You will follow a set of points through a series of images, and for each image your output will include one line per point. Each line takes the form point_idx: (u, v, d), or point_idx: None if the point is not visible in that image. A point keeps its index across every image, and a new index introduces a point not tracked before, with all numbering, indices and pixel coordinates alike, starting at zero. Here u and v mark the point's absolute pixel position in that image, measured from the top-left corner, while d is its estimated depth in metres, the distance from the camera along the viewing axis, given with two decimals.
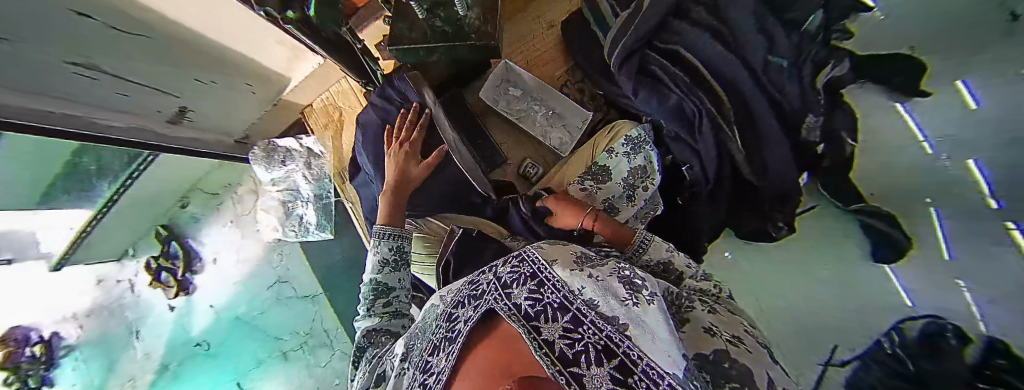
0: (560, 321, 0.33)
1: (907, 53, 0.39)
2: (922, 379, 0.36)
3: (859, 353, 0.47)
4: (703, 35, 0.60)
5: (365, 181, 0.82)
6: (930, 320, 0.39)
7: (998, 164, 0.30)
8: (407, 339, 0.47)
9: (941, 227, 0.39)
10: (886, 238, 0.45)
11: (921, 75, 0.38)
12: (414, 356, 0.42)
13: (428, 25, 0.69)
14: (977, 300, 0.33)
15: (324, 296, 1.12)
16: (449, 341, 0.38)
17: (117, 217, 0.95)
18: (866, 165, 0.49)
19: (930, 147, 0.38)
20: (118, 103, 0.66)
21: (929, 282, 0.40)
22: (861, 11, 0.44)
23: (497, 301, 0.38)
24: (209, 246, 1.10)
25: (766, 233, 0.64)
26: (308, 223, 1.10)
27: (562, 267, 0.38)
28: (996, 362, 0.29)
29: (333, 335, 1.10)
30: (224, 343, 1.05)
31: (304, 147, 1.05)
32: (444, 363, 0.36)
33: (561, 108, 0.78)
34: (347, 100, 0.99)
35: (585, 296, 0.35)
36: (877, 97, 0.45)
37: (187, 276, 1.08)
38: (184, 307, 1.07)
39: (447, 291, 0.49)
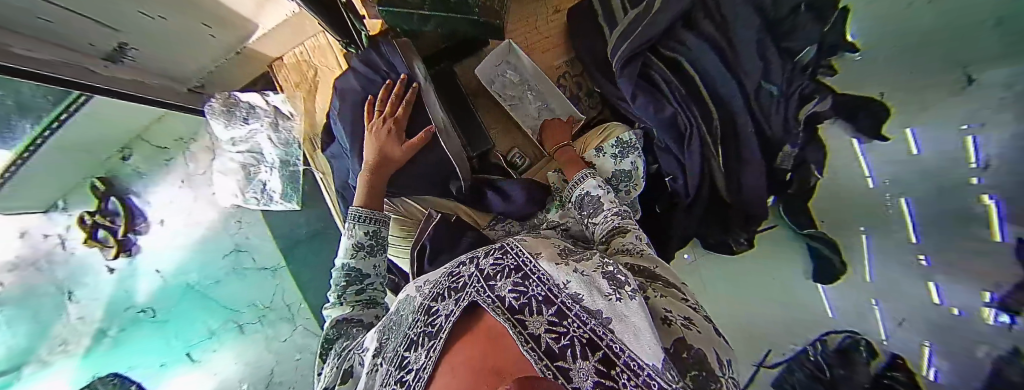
0: (545, 314, 0.33)
1: (876, 98, 0.44)
2: (834, 383, 0.45)
3: (787, 358, 0.53)
4: (705, 47, 0.63)
5: (337, 153, 0.76)
6: (846, 335, 0.47)
7: (952, 222, 0.36)
8: (381, 332, 0.46)
9: (869, 254, 0.47)
10: (829, 268, 0.52)
11: (885, 120, 0.43)
12: (388, 352, 0.41)
13: None
14: (885, 318, 0.43)
15: (286, 269, 1.13)
16: (428, 336, 0.37)
17: (44, 161, 0.80)
18: (825, 198, 0.53)
19: (872, 182, 0.46)
20: (38, 30, 0.54)
21: (862, 301, 0.47)
22: (847, 51, 0.48)
23: (479, 294, 0.37)
24: (154, 208, 0.98)
25: (727, 245, 0.68)
26: (271, 191, 1.03)
27: (545, 259, 0.39)
28: (893, 375, 0.40)
29: (296, 309, 1.10)
30: (176, 309, 0.94)
31: (270, 105, 0.95)
32: (423, 360, 0.35)
33: (554, 101, 0.75)
34: (322, 56, 0.89)
35: (569, 289, 0.35)
36: (842, 134, 0.49)
37: (129, 235, 0.94)
38: (126, 270, 0.93)
39: (425, 282, 0.47)
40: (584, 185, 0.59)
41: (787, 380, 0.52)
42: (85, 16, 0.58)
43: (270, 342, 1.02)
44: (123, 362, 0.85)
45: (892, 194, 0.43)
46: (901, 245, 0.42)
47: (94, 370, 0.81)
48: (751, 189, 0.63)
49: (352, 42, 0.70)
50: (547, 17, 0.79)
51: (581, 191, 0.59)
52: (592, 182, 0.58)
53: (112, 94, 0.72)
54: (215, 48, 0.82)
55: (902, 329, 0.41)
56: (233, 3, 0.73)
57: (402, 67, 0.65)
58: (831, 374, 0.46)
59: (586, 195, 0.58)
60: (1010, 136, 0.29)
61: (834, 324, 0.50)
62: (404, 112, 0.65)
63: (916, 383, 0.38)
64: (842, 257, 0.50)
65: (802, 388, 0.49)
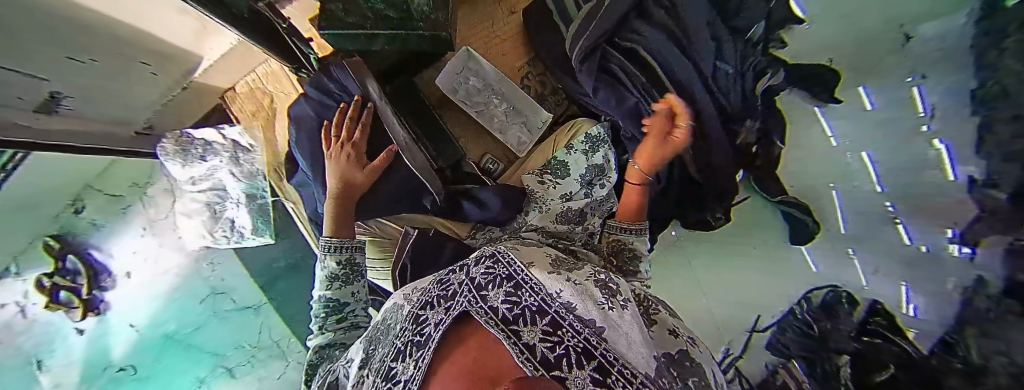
0: (538, 324, 0.32)
1: (823, 64, 0.49)
2: (824, 337, 0.46)
3: (778, 319, 0.55)
4: (660, 35, 0.63)
5: (303, 181, 0.73)
6: (829, 290, 0.48)
7: (905, 184, 0.38)
8: (370, 339, 0.46)
9: (840, 210, 0.49)
10: (801, 224, 0.54)
11: (836, 82, 0.47)
12: (375, 362, 0.40)
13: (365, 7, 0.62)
14: (862, 267, 0.45)
15: (270, 307, 1.06)
16: (416, 345, 0.35)
17: None
18: (790, 162, 0.57)
19: (834, 140, 0.48)
20: None
21: (832, 257, 0.50)
22: (794, 23, 0.52)
23: (470, 302, 0.36)
24: (119, 261, 0.93)
25: (706, 221, 0.70)
26: (241, 227, 0.98)
27: (538, 269, 0.40)
28: (875, 319, 0.41)
29: (286, 345, 1.06)
30: (158, 362, 0.91)
31: (227, 139, 0.92)
32: (411, 372, 0.33)
33: (521, 103, 0.74)
34: (277, 82, 0.86)
35: (562, 299, 0.36)
36: (801, 100, 0.53)
37: (94, 293, 0.88)
38: (98, 328, 0.88)
39: (413, 290, 0.47)
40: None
41: (780, 340, 0.53)
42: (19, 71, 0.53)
43: (263, 382, 1.00)
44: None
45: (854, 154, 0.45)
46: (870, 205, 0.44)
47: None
48: (722, 168, 0.64)
49: (302, 66, 0.67)
50: (503, 19, 0.78)
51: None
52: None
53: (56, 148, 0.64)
54: (158, 87, 0.78)
55: (878, 275, 0.43)
56: (170, 37, 0.73)
57: (354, 89, 0.63)
58: (820, 328, 0.46)
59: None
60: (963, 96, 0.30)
61: (819, 279, 0.51)
62: (360, 135, 0.63)
63: (895, 324, 0.38)
64: (815, 217, 0.52)
65: (795, 346, 0.50)
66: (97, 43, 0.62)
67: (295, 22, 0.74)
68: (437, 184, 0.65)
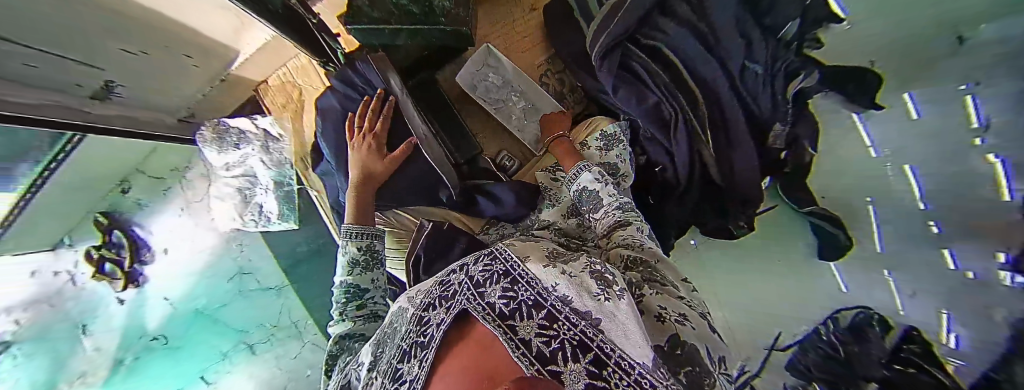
0: (535, 318, 0.32)
1: (868, 68, 0.44)
2: (851, 361, 0.44)
3: (798, 339, 0.52)
4: (686, 34, 0.62)
5: (327, 170, 0.77)
6: (857, 312, 0.46)
7: (956, 196, 0.35)
8: (378, 342, 0.45)
9: (878, 227, 0.45)
10: (832, 238, 0.51)
11: (877, 89, 0.43)
12: (384, 364, 0.40)
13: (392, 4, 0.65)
14: (897, 287, 0.42)
15: (291, 288, 1.11)
16: (420, 346, 0.35)
17: (47, 201, 0.81)
18: (823, 170, 0.53)
19: (874, 151, 0.45)
20: (29, 77, 0.54)
21: (867, 278, 0.46)
22: (832, 22, 0.47)
23: (469, 301, 0.36)
24: (157, 237, 1.00)
25: (727, 230, 0.67)
26: (268, 212, 1.02)
27: (533, 262, 0.39)
28: (910, 347, 0.39)
29: (302, 325, 1.10)
30: (189, 333, 0.98)
31: (258, 128, 0.96)
32: (416, 372, 0.34)
33: (540, 102, 0.74)
34: (306, 76, 0.90)
35: (558, 292, 0.35)
36: (836, 107, 0.49)
37: (135, 266, 0.96)
38: (137, 299, 0.96)
39: (417, 292, 0.46)
40: (585, 176, 0.59)
41: (801, 361, 0.51)
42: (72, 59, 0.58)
43: (281, 359, 1.05)
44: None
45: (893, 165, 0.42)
46: (911, 218, 0.41)
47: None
48: (744, 172, 0.63)
49: (329, 60, 0.70)
50: (524, 17, 0.78)
51: (583, 183, 0.59)
52: (589, 176, 0.59)
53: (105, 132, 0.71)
54: (201, 77, 0.84)
55: (918, 299, 0.39)
56: (211, 31, 0.77)
57: (378, 83, 0.65)
58: (846, 351, 0.45)
59: (588, 187, 0.58)
60: (1015, 101, 0.28)
61: (848, 299, 0.48)
62: (382, 126, 0.66)
63: (932, 353, 0.37)
64: (849, 234, 0.48)
65: (817, 368, 0.48)
66: (146, 37, 0.67)
67: (325, 19, 0.77)
68: (454, 178, 0.67)
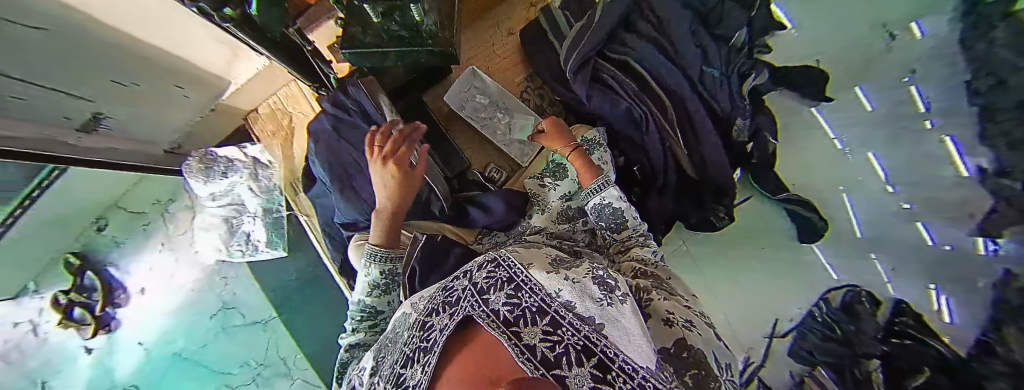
0: (539, 324, 0.32)
1: (812, 65, 0.54)
2: (847, 340, 0.46)
3: (796, 323, 0.53)
4: (646, 45, 0.70)
5: (322, 191, 0.76)
6: (848, 289, 0.47)
7: (899, 158, 0.41)
8: (376, 352, 0.43)
9: (851, 205, 0.49)
10: (808, 221, 0.55)
11: (825, 82, 0.52)
12: (385, 369, 0.37)
13: (381, 29, 0.60)
14: (884, 267, 0.44)
15: (278, 320, 1.00)
16: (421, 351, 0.34)
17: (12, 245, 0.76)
18: (785, 160, 0.60)
19: (838, 143, 0.49)
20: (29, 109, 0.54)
21: (846, 254, 0.49)
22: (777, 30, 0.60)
23: (474, 308, 0.36)
24: (135, 277, 0.95)
25: (710, 222, 0.70)
26: (256, 240, 0.97)
27: (536, 269, 0.40)
28: (903, 319, 0.40)
29: (291, 362, 0.99)
30: (162, 380, 0.91)
31: (247, 156, 0.93)
32: (417, 377, 0.32)
33: (523, 116, 0.79)
34: (296, 104, 0.93)
35: (562, 298, 0.36)
36: (792, 103, 0.59)
37: (107, 310, 0.90)
38: (107, 346, 0.90)
39: (419, 298, 0.45)
40: (604, 194, 0.58)
41: (803, 346, 0.52)
42: (68, 93, 0.60)
43: None
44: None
45: (849, 147, 0.48)
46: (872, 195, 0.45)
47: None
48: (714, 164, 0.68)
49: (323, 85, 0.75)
50: (502, 40, 0.85)
51: (602, 199, 0.58)
52: (614, 193, 0.58)
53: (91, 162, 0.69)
54: (192, 106, 0.86)
55: (899, 274, 0.42)
56: (204, 62, 0.77)
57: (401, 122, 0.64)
58: (842, 331, 0.47)
59: (605, 200, 0.58)
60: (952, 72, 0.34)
61: (837, 281, 0.50)
62: (405, 154, 0.61)
63: (926, 324, 0.38)
64: (820, 212, 0.53)
65: (819, 352, 0.49)
66: (132, 67, 0.67)
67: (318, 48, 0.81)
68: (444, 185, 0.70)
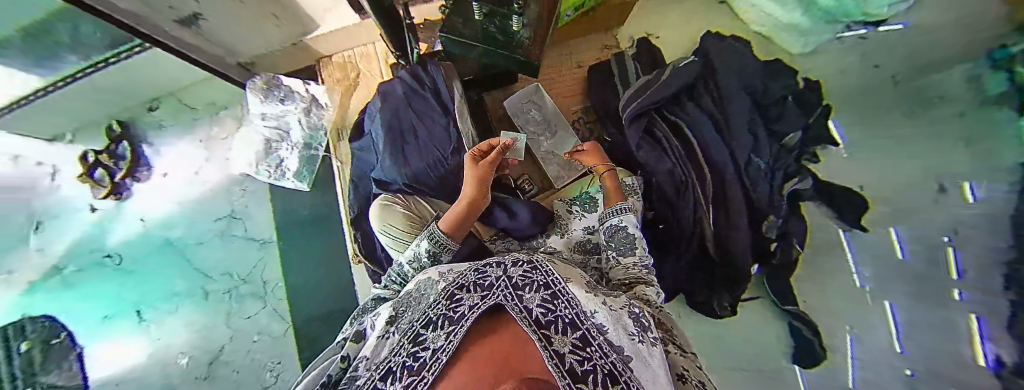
0: (569, 336, 0.34)
1: (857, 189, 0.63)
2: None
3: None
4: (702, 118, 0.74)
5: (366, 146, 0.79)
6: None
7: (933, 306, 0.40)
8: (397, 306, 0.47)
9: (851, 343, 0.59)
10: (809, 342, 0.66)
11: (866, 212, 0.60)
12: (406, 325, 0.41)
13: (480, 26, 0.60)
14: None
15: (276, 245, 0.94)
16: (449, 319, 0.37)
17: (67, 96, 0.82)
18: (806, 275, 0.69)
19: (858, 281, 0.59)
20: None
21: (826, 379, 0.62)
22: (830, 145, 0.69)
23: (506, 297, 0.39)
24: (162, 160, 0.97)
25: (713, 307, 0.76)
26: (286, 168, 0.93)
27: (575, 286, 0.44)
28: None
29: (269, 285, 0.92)
30: (144, 259, 0.92)
31: (308, 93, 0.94)
32: (440, 341, 0.35)
33: (567, 143, 0.82)
34: (367, 62, 0.97)
35: (596, 318, 0.40)
36: (826, 221, 0.67)
37: (127, 180, 0.94)
38: (111, 211, 0.94)
39: (450, 273, 0.49)
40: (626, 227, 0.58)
41: None
42: None
43: (229, 318, 0.89)
44: (90, 304, 0.90)
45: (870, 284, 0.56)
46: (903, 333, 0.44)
47: (43, 295, 0.88)
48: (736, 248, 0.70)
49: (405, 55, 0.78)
50: (569, 70, 0.90)
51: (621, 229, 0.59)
52: (631, 219, 0.59)
53: (160, 43, 0.72)
54: (273, 40, 0.87)
55: None
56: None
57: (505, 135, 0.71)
58: None
59: (626, 231, 0.58)
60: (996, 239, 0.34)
61: None
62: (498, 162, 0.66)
63: None
64: (822, 340, 0.64)
65: None
66: None
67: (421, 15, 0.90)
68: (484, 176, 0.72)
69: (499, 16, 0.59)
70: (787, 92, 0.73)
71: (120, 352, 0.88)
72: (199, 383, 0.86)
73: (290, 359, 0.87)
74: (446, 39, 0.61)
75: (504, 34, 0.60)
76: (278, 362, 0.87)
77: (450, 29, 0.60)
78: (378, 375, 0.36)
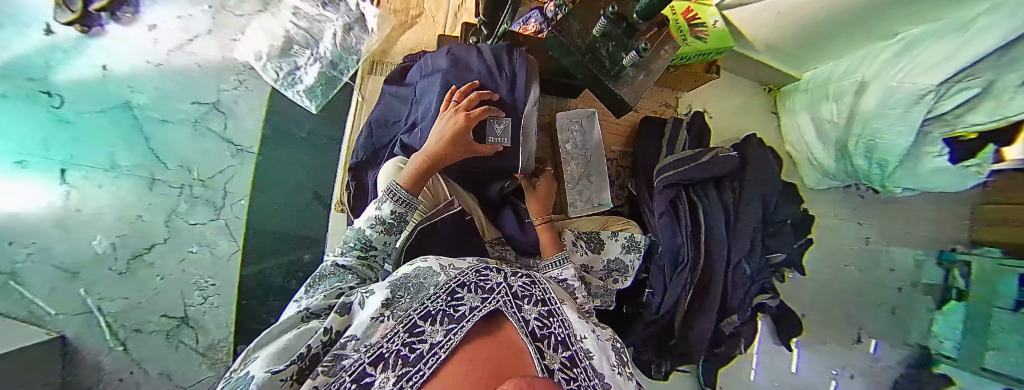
0: (560, 354, 0.34)
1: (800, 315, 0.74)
2: None
3: None
4: (717, 206, 0.73)
5: (404, 99, 0.73)
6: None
7: None
8: (392, 289, 0.39)
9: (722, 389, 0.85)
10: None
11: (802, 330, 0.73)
12: (400, 311, 0.35)
13: (591, 43, 0.61)
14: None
15: (253, 157, 0.86)
16: (448, 317, 0.33)
17: None
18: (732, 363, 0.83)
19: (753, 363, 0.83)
20: None
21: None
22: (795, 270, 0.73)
23: (506, 303, 0.36)
24: (154, 10, 0.82)
25: (650, 369, 0.84)
26: (299, 80, 0.85)
27: (571, 310, 0.43)
28: None
29: (230, 198, 0.83)
30: (90, 114, 0.76)
31: (358, 8, 0.81)
32: (439, 336, 0.30)
33: (596, 177, 0.82)
34: (434, 6, 0.87)
35: (586, 344, 0.38)
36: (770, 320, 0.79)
37: (101, 13, 0.79)
38: (71, 45, 0.78)
39: (452, 265, 0.43)
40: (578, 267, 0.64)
41: None
42: None
43: (171, 219, 0.77)
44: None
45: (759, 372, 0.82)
46: None
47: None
48: (699, 333, 0.72)
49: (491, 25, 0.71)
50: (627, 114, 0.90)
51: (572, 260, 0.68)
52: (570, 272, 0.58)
53: None
54: None
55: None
56: None
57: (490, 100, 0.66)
58: None
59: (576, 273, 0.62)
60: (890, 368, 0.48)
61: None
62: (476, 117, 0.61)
63: None
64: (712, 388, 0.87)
65: None
66: None
67: None
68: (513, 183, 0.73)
69: (616, 43, 0.61)
70: (789, 217, 0.73)
71: (2, 201, 0.67)
72: (113, 277, 0.73)
73: (231, 286, 0.81)
74: (553, 37, 0.61)
75: (612, 63, 0.62)
76: (214, 283, 0.79)
77: (563, 30, 0.60)
78: (366, 360, 0.29)
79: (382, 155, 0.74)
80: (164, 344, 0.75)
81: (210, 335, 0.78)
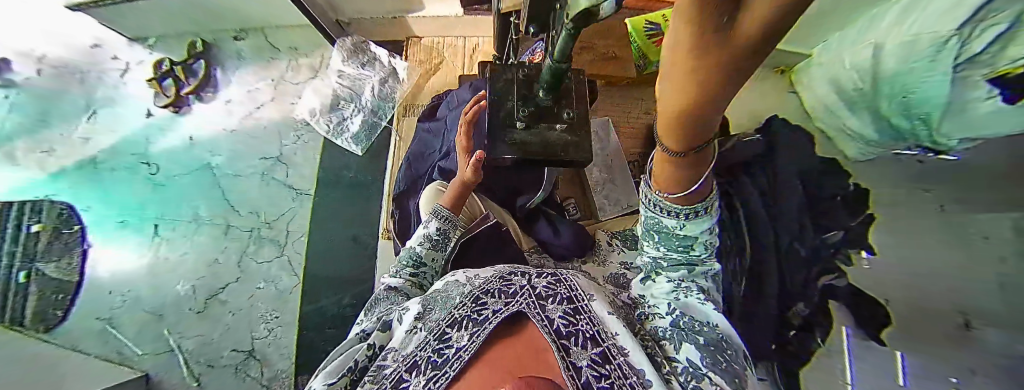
0: (589, 351, 0.32)
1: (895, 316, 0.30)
2: None
3: None
4: None
5: (435, 131, 0.82)
6: None
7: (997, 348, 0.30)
8: (423, 304, 0.42)
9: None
10: None
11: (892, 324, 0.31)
12: (431, 321, 0.38)
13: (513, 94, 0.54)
14: None
15: (310, 198, 0.93)
16: (474, 322, 0.35)
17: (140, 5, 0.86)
18: None
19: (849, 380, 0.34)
20: None
21: None
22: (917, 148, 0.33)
23: (529, 304, 0.36)
24: (229, 88, 0.98)
25: None
26: (347, 128, 0.97)
27: (600, 302, 0.36)
28: None
29: (291, 236, 0.90)
30: (181, 176, 0.92)
31: (389, 64, 0.96)
32: (464, 341, 0.35)
33: (623, 179, 0.84)
34: (454, 52, 0.96)
35: (619, 342, 0.33)
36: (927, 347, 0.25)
37: (190, 96, 0.96)
38: (163, 121, 0.95)
39: (477, 274, 0.43)
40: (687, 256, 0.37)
41: None
42: None
43: (242, 259, 0.88)
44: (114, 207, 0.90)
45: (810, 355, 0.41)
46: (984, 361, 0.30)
47: (85, 176, 0.91)
48: None
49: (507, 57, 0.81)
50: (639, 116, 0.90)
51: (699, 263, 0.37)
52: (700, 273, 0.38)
53: None
54: (381, 7, 0.93)
55: None
56: None
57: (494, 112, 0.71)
58: None
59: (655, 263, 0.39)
60: None
61: None
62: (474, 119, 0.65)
63: None
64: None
65: None
66: None
67: None
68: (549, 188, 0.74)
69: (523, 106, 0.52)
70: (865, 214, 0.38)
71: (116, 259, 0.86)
72: (193, 316, 0.83)
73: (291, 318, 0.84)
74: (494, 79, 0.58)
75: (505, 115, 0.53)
76: (277, 315, 0.84)
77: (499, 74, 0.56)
78: (401, 370, 0.35)
79: (421, 182, 0.80)
80: (233, 377, 0.80)
81: (274, 366, 0.81)
